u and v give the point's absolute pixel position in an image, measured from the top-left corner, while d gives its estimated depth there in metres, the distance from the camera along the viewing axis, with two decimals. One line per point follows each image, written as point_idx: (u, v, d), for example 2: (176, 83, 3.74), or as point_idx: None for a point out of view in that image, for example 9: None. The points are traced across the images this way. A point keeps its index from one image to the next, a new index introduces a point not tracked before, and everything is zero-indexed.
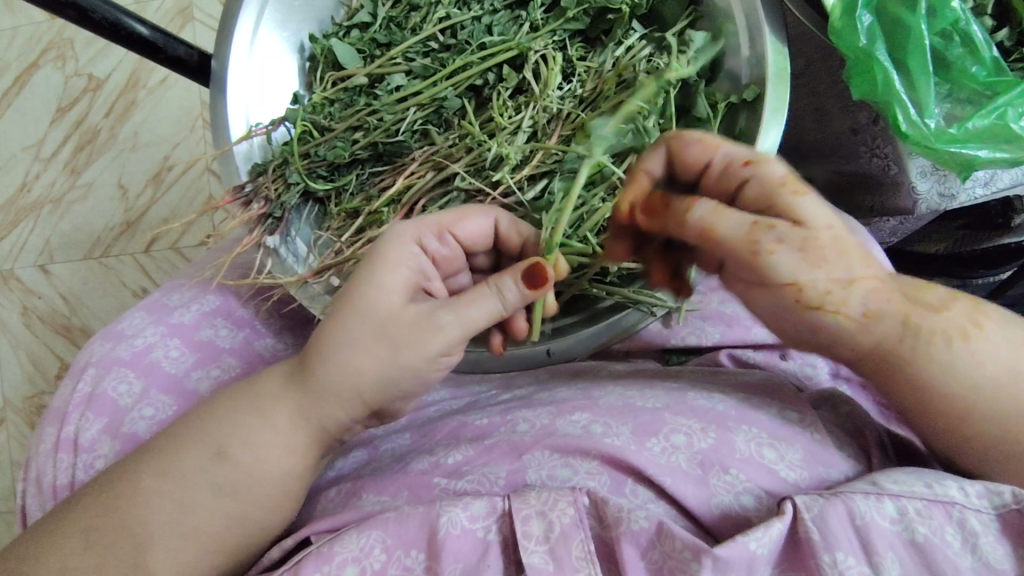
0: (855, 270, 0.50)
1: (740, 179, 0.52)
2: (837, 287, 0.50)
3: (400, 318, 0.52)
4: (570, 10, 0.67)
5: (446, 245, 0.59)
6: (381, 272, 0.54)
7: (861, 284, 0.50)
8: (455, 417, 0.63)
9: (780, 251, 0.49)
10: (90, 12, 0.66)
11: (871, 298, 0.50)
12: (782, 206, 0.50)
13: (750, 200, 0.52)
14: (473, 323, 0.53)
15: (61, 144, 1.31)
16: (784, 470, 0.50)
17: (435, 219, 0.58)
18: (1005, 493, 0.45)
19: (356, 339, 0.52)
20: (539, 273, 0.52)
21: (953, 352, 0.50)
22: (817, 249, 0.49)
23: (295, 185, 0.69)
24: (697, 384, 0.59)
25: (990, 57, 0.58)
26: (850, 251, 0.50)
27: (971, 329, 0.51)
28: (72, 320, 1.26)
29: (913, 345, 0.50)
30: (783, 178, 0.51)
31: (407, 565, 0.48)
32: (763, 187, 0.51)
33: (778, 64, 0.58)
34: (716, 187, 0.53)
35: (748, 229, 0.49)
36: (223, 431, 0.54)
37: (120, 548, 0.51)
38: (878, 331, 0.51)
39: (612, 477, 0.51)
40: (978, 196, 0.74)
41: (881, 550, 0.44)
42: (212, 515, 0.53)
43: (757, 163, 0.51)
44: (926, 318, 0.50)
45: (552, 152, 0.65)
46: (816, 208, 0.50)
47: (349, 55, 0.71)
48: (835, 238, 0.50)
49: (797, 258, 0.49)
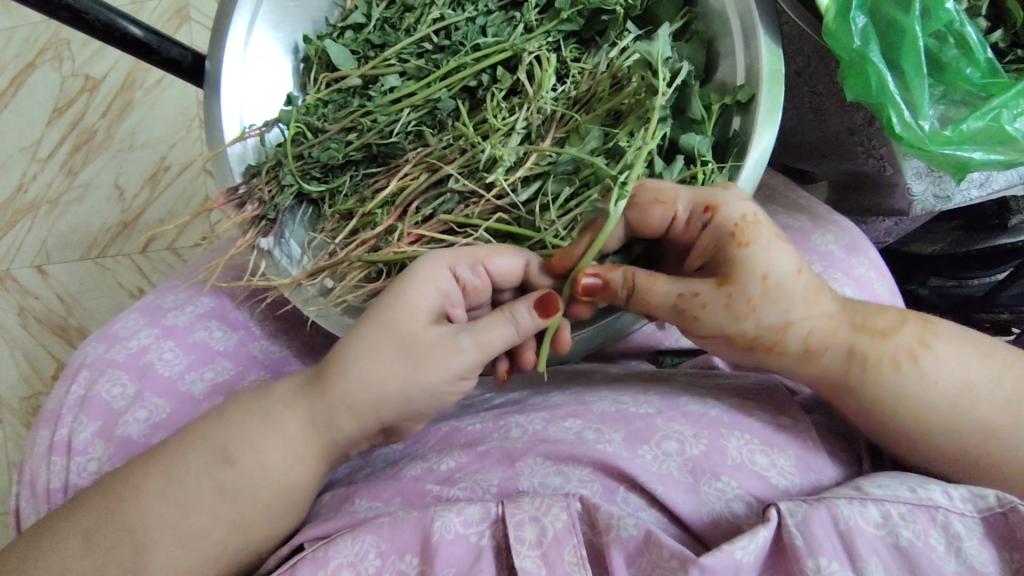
0: (794, 313, 0.52)
1: (703, 222, 0.52)
2: (768, 335, 0.53)
3: (422, 338, 0.53)
4: (564, 10, 0.66)
5: (481, 277, 0.56)
6: (407, 288, 0.54)
7: (800, 325, 0.52)
8: (448, 422, 0.63)
9: (709, 308, 0.52)
10: (83, 13, 0.66)
11: (815, 332, 0.53)
12: (723, 259, 0.51)
13: (707, 243, 0.53)
14: (490, 348, 0.53)
15: (58, 145, 1.31)
16: (775, 476, 0.51)
17: (471, 251, 0.56)
18: (989, 497, 0.45)
19: (377, 351, 0.53)
20: (552, 302, 0.53)
21: (903, 378, 0.51)
22: (747, 301, 0.51)
23: (288, 188, 0.68)
24: (690, 389, 0.59)
25: (985, 59, 0.58)
26: (786, 298, 0.51)
27: (921, 351, 0.51)
28: (69, 321, 1.26)
29: (861, 374, 0.52)
30: (737, 224, 0.51)
31: (401, 569, 0.48)
32: (714, 237, 0.52)
33: (773, 65, 0.58)
34: (681, 233, 0.54)
35: (674, 299, 0.52)
36: (232, 437, 0.54)
37: (119, 550, 0.51)
38: (825, 362, 0.53)
39: (604, 484, 0.51)
40: (974, 197, 0.74)
41: (865, 554, 0.44)
42: (214, 520, 0.52)
43: (715, 211, 0.51)
44: (873, 347, 0.52)
45: (547, 154, 0.64)
46: (762, 258, 0.51)
47: (342, 56, 0.71)
48: (772, 288, 0.51)
49: (725, 312, 0.52)
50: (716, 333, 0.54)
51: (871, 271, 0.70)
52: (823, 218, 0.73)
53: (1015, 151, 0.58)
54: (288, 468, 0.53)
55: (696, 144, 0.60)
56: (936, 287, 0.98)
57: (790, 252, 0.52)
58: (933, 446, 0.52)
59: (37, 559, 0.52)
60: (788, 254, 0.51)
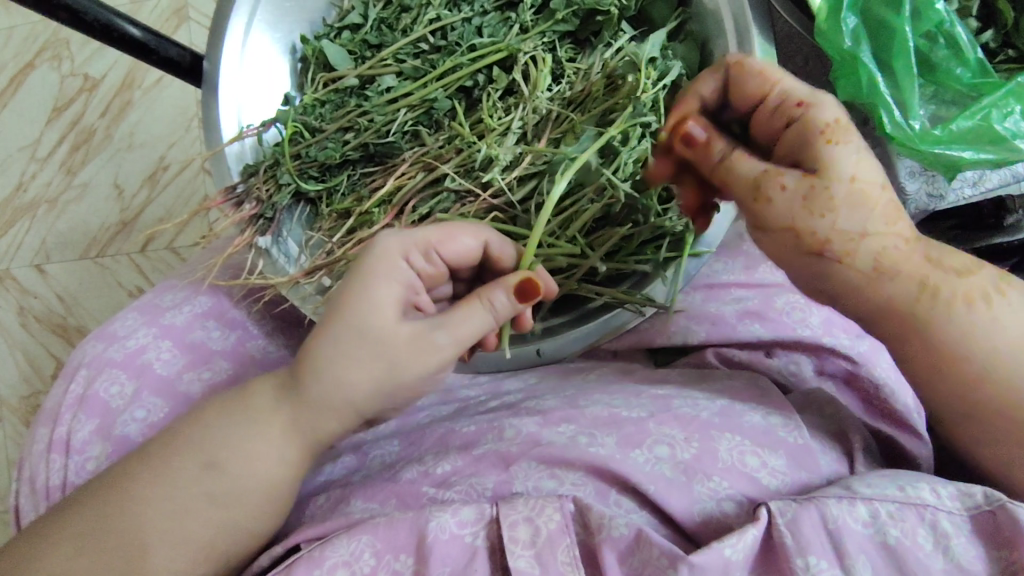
0: (868, 223, 0.50)
1: (792, 119, 0.51)
2: (841, 239, 0.50)
3: (394, 339, 0.51)
4: (559, 11, 0.67)
5: (434, 264, 0.56)
6: (368, 288, 0.52)
7: (871, 239, 0.50)
8: (444, 424, 0.64)
9: (786, 192, 0.49)
10: (82, 13, 0.67)
11: (888, 250, 0.51)
12: (814, 153, 0.49)
13: (792, 139, 0.51)
14: (467, 338, 0.51)
15: (57, 144, 1.32)
16: (765, 477, 0.51)
17: (424, 236, 0.55)
18: (977, 494, 0.45)
19: (351, 356, 0.51)
20: (531, 287, 0.51)
21: (970, 317, 0.51)
22: (826, 198, 0.49)
23: (286, 187, 0.69)
24: (682, 391, 0.59)
25: (974, 59, 0.59)
26: (863, 207, 0.49)
27: (993, 296, 0.51)
28: (68, 321, 1.26)
29: (929, 304, 0.51)
30: (829, 123, 0.49)
31: (396, 569, 0.49)
32: (807, 128, 0.50)
33: (766, 64, 0.58)
34: (766, 120, 0.53)
35: (760, 172, 0.49)
36: (216, 442, 0.54)
37: (114, 554, 0.52)
38: (889, 290, 0.52)
39: (596, 488, 0.51)
40: (967, 196, 0.74)
41: (853, 553, 0.44)
42: (203, 523, 0.53)
43: (811, 103, 0.50)
44: (947, 282, 0.51)
45: (543, 153, 0.65)
46: (850, 158, 0.48)
47: (339, 56, 0.71)
48: (856, 192, 0.48)
49: (802, 204, 0.49)
50: (784, 223, 0.50)
51: None
52: None
53: (1007, 151, 0.58)
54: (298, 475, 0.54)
55: None
56: None
57: (879, 165, 0.50)
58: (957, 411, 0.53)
59: (33, 559, 0.52)
60: (873, 168, 0.50)
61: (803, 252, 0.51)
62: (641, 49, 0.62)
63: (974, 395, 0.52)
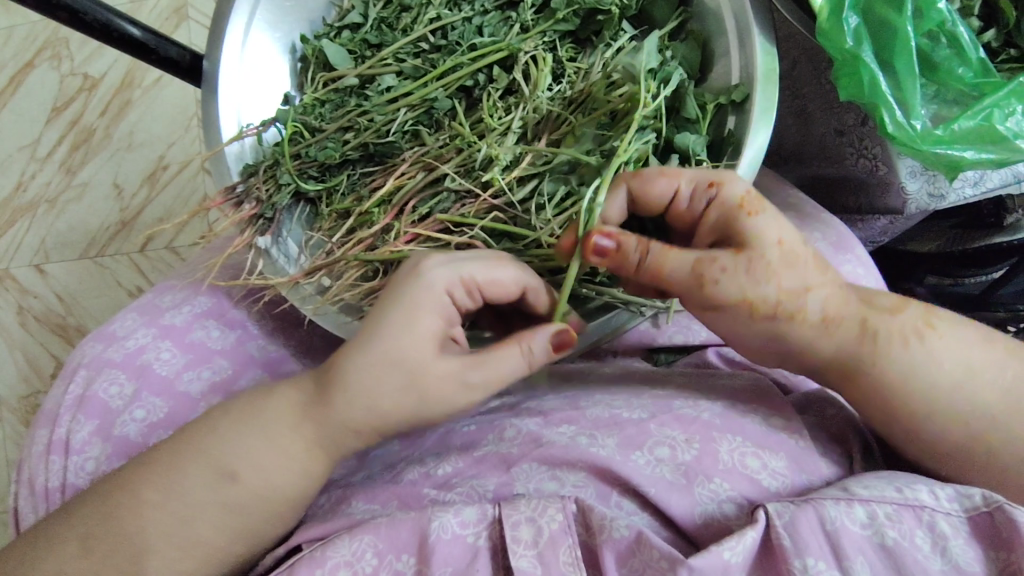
0: (809, 279, 0.52)
1: (706, 200, 0.53)
2: (789, 303, 0.52)
3: (430, 373, 0.51)
4: (559, 10, 0.67)
5: (474, 297, 0.55)
6: (410, 319, 0.52)
7: (816, 291, 0.53)
8: (443, 425, 0.63)
9: (728, 274, 0.51)
10: (82, 13, 0.67)
11: (829, 306, 0.53)
12: (740, 228, 0.52)
13: (714, 219, 0.53)
14: (498, 379, 0.51)
15: (57, 143, 1.32)
16: (766, 478, 0.51)
17: (470, 272, 0.53)
18: (975, 496, 0.45)
19: (385, 385, 0.51)
20: (570, 335, 0.52)
21: (909, 356, 0.52)
22: (766, 266, 0.51)
23: (286, 187, 0.68)
24: (683, 391, 0.59)
25: (977, 59, 0.59)
26: (801, 265, 0.52)
27: (925, 330, 0.53)
28: (67, 320, 1.26)
29: (872, 347, 0.53)
30: (742, 196, 0.52)
31: (398, 569, 0.48)
32: (725, 208, 0.53)
33: (768, 64, 0.58)
34: (684, 209, 0.54)
35: (694, 263, 0.52)
36: (229, 450, 0.54)
37: (117, 556, 0.52)
38: (838, 337, 0.53)
39: (597, 488, 0.52)
40: (968, 196, 0.74)
41: (851, 554, 0.44)
42: (208, 530, 0.53)
43: (722, 183, 0.53)
44: (883, 322, 0.53)
45: (542, 154, 0.65)
46: (772, 225, 0.52)
47: (339, 56, 0.71)
48: (786, 255, 0.52)
49: (745, 277, 0.51)
50: (735, 302, 0.52)
51: (858, 269, 0.71)
52: (810, 216, 0.74)
53: (1009, 151, 0.58)
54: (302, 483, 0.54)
55: (690, 144, 0.61)
56: (933, 284, 0.97)
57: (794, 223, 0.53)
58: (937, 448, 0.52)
59: (34, 561, 0.52)
60: (790, 225, 0.53)
61: (756, 320, 0.53)
62: (637, 60, 0.61)
63: (939, 435, 0.52)
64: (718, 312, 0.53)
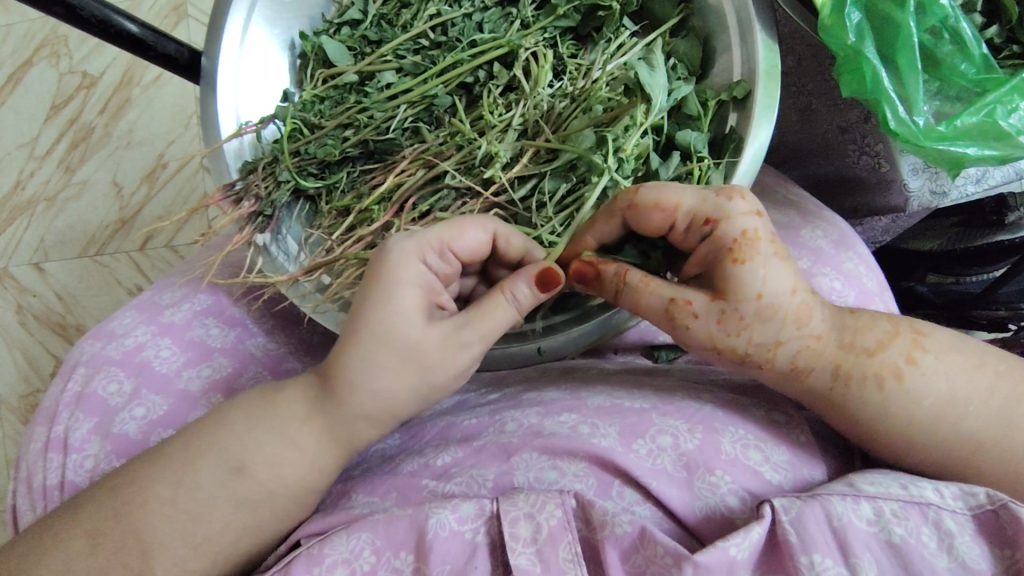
0: (785, 332, 0.51)
1: (701, 235, 0.52)
2: (757, 354, 0.52)
3: (423, 345, 0.51)
4: (560, 7, 0.66)
5: (447, 261, 0.55)
6: (389, 296, 0.51)
7: (793, 343, 0.52)
8: (444, 417, 0.63)
9: (698, 319, 0.52)
10: (78, 9, 0.66)
11: (804, 353, 0.52)
12: (722, 275, 0.51)
13: (702, 253, 0.52)
14: (494, 332, 0.52)
15: (55, 142, 1.31)
16: (769, 471, 0.51)
17: (435, 235, 0.53)
18: (980, 494, 0.45)
19: (383, 365, 0.51)
20: (553, 274, 0.52)
21: (884, 397, 0.52)
22: (739, 318, 0.51)
23: (285, 184, 0.68)
24: (685, 384, 0.59)
25: (979, 55, 0.58)
26: (780, 319, 0.51)
27: (906, 370, 0.52)
28: (67, 319, 1.26)
29: (848, 384, 0.52)
30: (735, 240, 0.50)
31: (396, 566, 0.48)
32: (716, 250, 0.51)
33: (769, 62, 0.58)
34: (681, 238, 0.54)
35: (667, 305, 0.52)
36: (236, 442, 0.53)
37: (127, 553, 0.51)
38: (811, 379, 0.53)
39: (599, 479, 0.51)
40: (971, 192, 0.73)
41: (858, 551, 0.44)
42: (208, 521, 0.52)
43: (718, 223, 0.51)
44: (857, 366, 0.52)
45: (542, 151, 0.64)
46: (755, 278, 0.50)
47: (338, 51, 0.71)
48: (764, 309, 0.50)
49: (715, 327, 0.52)
50: (705, 346, 0.53)
51: (859, 266, 0.71)
52: (812, 212, 0.74)
53: (1011, 147, 0.58)
54: (303, 476, 0.53)
55: (692, 140, 0.60)
56: (934, 284, 0.97)
57: (789, 273, 0.51)
58: (936, 441, 0.52)
59: (41, 558, 0.52)
60: (783, 275, 0.51)
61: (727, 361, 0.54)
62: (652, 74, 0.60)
63: (934, 439, 0.52)
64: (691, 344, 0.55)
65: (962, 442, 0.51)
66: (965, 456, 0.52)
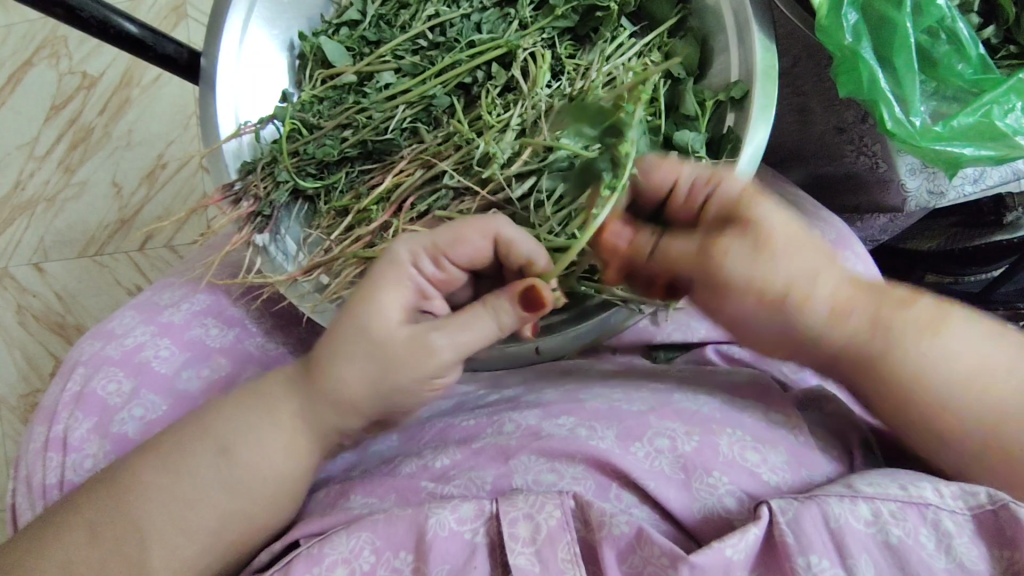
0: (813, 264, 0.55)
1: (704, 193, 0.54)
2: (795, 289, 0.54)
3: (398, 346, 0.50)
4: (558, 8, 0.67)
5: (444, 268, 0.54)
6: (380, 295, 0.51)
7: (825, 279, 0.54)
8: (443, 419, 0.63)
9: (731, 252, 0.54)
10: (78, 10, 0.66)
11: (838, 294, 0.54)
12: (742, 213, 0.54)
13: (714, 211, 0.55)
14: (467, 347, 0.50)
15: (55, 142, 1.31)
16: (766, 473, 0.51)
17: (431, 238, 0.53)
18: (981, 494, 0.45)
19: (365, 360, 0.51)
20: (535, 293, 0.49)
21: (917, 355, 0.52)
22: (769, 247, 0.54)
23: (284, 184, 0.69)
24: (683, 385, 0.59)
25: (976, 55, 0.59)
26: (801, 250, 0.55)
27: (939, 323, 0.52)
28: (66, 319, 1.26)
29: (884, 337, 0.52)
30: (743, 189, 0.54)
31: (395, 566, 0.48)
32: (727, 199, 0.54)
33: (768, 62, 0.58)
34: (681, 204, 0.55)
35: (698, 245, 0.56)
36: (234, 431, 0.54)
37: (127, 543, 0.52)
38: (849, 328, 0.54)
39: (597, 481, 0.51)
40: (967, 193, 0.74)
41: (855, 552, 0.44)
42: (208, 511, 0.52)
43: (720, 180, 0.54)
44: (899, 316, 0.53)
45: (540, 150, 0.64)
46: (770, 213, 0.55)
47: (338, 53, 0.71)
48: (787, 241, 0.54)
49: (746, 258, 0.54)
50: (743, 285, 0.55)
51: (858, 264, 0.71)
52: (812, 214, 0.74)
53: (1008, 147, 0.58)
54: None
55: (689, 140, 0.61)
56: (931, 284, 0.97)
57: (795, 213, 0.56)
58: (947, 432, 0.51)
59: (38, 557, 0.51)
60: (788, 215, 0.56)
61: (766, 306, 0.55)
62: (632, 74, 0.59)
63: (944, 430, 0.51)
64: (727, 294, 0.56)
65: (960, 442, 0.51)
66: (963, 456, 0.52)
